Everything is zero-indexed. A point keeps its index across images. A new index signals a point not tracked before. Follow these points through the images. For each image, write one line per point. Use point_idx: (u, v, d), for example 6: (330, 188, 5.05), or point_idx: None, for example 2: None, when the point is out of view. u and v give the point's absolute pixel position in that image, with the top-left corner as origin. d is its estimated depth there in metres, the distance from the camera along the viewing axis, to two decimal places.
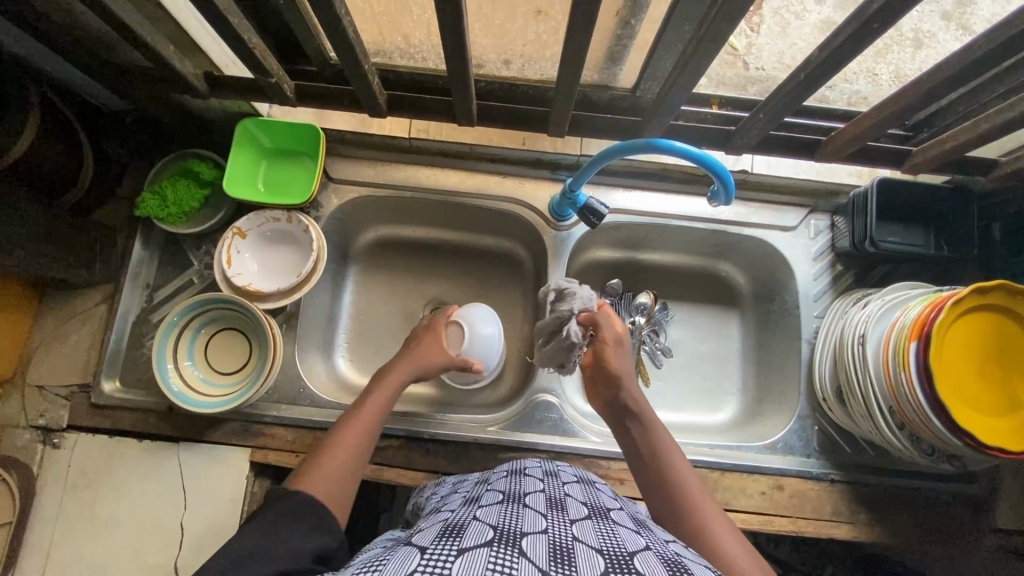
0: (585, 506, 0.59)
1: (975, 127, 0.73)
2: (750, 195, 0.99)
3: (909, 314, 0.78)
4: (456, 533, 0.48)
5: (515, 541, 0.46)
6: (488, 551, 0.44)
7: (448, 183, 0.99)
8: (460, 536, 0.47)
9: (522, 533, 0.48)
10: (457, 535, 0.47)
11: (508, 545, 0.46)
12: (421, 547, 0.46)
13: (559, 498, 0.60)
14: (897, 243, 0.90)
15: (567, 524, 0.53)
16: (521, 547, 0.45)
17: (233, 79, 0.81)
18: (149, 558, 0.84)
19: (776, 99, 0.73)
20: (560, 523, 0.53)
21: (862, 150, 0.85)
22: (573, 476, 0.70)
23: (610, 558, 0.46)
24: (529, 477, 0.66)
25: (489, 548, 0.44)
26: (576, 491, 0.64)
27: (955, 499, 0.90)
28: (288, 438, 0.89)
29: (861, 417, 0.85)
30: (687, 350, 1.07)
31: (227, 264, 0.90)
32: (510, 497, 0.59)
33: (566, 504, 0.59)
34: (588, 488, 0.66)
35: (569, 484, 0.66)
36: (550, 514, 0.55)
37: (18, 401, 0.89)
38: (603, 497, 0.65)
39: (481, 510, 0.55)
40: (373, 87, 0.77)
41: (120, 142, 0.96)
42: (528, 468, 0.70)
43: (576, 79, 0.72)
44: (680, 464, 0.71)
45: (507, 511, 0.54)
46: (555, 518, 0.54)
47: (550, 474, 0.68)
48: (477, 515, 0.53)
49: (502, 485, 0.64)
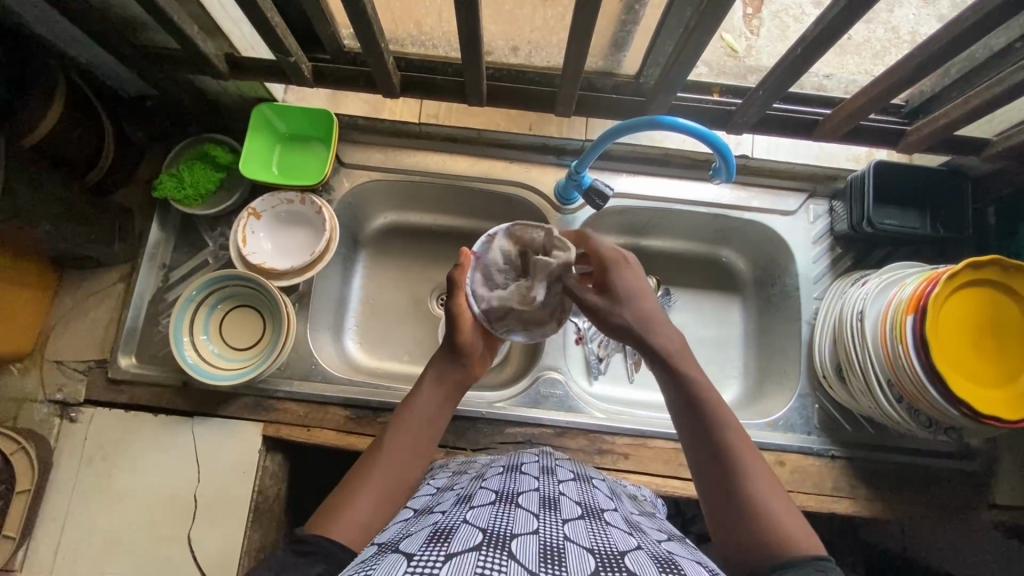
0: (579, 506, 0.60)
1: (965, 104, 0.76)
2: (751, 179, 1.01)
3: (905, 291, 0.80)
4: (446, 536, 0.49)
5: (505, 544, 0.47)
6: (477, 555, 0.45)
7: (457, 168, 1.02)
8: (448, 539, 0.48)
9: (513, 535, 0.49)
10: (446, 538, 0.48)
11: (497, 547, 0.47)
12: (408, 553, 0.46)
13: (553, 497, 0.60)
14: (895, 225, 0.92)
15: (559, 525, 0.53)
16: (510, 549, 0.47)
17: (253, 62, 0.85)
18: (162, 529, 0.85)
19: (775, 76, 0.76)
20: (552, 523, 0.53)
21: (857, 131, 0.88)
22: (569, 473, 0.71)
23: (600, 558, 0.47)
24: (524, 475, 0.67)
25: (477, 552, 0.46)
26: (570, 490, 0.64)
27: (956, 475, 0.92)
28: (300, 412, 0.91)
29: (861, 393, 0.87)
30: (689, 334, 1.09)
31: (242, 243, 0.93)
32: (502, 496, 0.59)
33: (559, 503, 0.59)
34: (584, 487, 0.67)
35: (564, 482, 0.67)
36: (542, 514, 0.55)
37: (37, 375, 0.92)
38: (598, 497, 0.65)
39: (472, 510, 0.55)
40: (388, 69, 0.80)
41: (140, 126, 0.99)
42: (524, 464, 0.71)
43: (582, 61, 0.75)
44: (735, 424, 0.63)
45: (498, 511, 0.55)
46: (547, 518, 0.54)
47: (546, 472, 0.69)
48: (467, 516, 0.54)
49: (496, 482, 0.64)
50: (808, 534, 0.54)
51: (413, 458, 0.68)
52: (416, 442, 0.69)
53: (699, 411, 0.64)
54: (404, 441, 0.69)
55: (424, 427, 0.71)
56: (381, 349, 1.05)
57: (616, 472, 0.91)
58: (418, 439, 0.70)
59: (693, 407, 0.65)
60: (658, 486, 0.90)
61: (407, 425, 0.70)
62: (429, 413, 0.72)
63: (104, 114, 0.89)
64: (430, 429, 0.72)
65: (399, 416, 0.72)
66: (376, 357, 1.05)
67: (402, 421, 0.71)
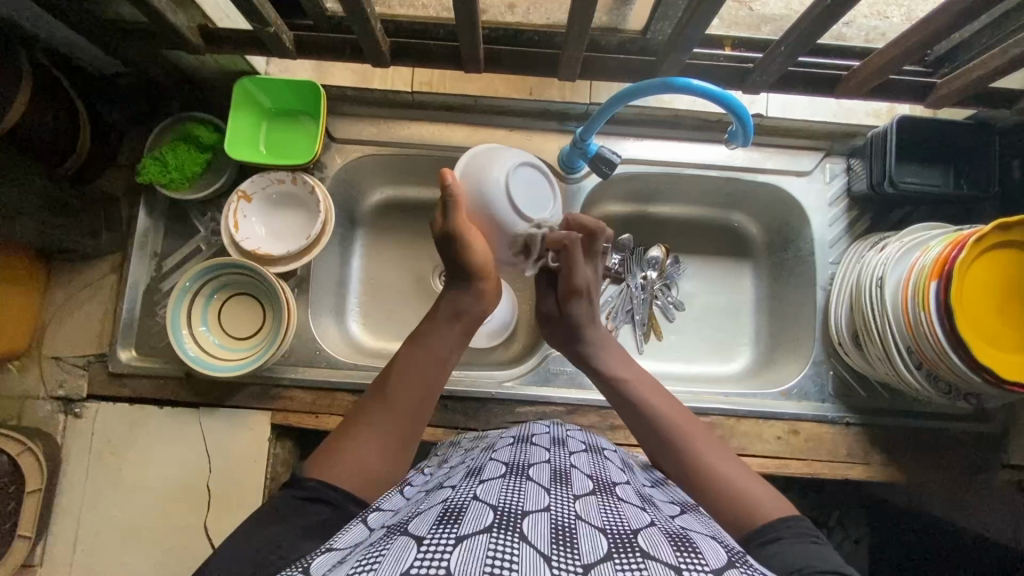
0: (591, 480, 0.56)
1: (1003, 53, 0.71)
2: (764, 140, 0.96)
3: (929, 255, 0.76)
4: (456, 516, 0.45)
5: (516, 523, 0.44)
6: (488, 537, 0.41)
7: (454, 138, 0.96)
8: (458, 520, 0.44)
9: (524, 513, 0.46)
10: (456, 519, 0.44)
11: (509, 528, 0.43)
12: (417, 537, 0.42)
13: (564, 470, 0.57)
14: (917, 183, 0.88)
15: (571, 501, 0.50)
16: (522, 530, 0.43)
17: (228, 32, 0.79)
18: (178, 519, 0.86)
19: (796, 29, 0.70)
20: (563, 498, 0.50)
21: (883, 85, 0.82)
22: (580, 444, 0.67)
23: (614, 539, 0.44)
24: (535, 446, 0.63)
25: (489, 535, 0.42)
26: (582, 462, 0.61)
27: (970, 438, 0.92)
28: (307, 400, 0.90)
29: (878, 359, 0.85)
30: (700, 303, 1.06)
31: (234, 228, 0.89)
32: (513, 469, 0.56)
33: (571, 476, 0.56)
34: (596, 459, 0.64)
35: (576, 454, 0.63)
36: (553, 488, 0.52)
37: (37, 373, 0.90)
38: (611, 469, 0.62)
39: (483, 485, 0.51)
40: (376, 34, 0.74)
41: (114, 107, 0.93)
42: (535, 435, 0.67)
43: (589, 17, 0.68)
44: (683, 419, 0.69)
45: (509, 485, 0.51)
46: (559, 493, 0.51)
47: (557, 443, 0.65)
48: (478, 492, 0.50)
49: (506, 453, 0.61)
50: (774, 500, 0.59)
51: (413, 399, 0.67)
52: (418, 391, 0.67)
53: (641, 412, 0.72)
54: (411, 380, 0.68)
55: (433, 374, 0.69)
56: (386, 331, 1.03)
57: (629, 446, 0.90)
58: (417, 381, 0.68)
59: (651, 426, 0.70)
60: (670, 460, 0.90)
61: (412, 372, 0.68)
62: (433, 353, 0.71)
63: (77, 100, 0.83)
64: (432, 375, 0.69)
65: (400, 358, 0.70)
66: (381, 339, 1.02)
67: (404, 364, 0.69)
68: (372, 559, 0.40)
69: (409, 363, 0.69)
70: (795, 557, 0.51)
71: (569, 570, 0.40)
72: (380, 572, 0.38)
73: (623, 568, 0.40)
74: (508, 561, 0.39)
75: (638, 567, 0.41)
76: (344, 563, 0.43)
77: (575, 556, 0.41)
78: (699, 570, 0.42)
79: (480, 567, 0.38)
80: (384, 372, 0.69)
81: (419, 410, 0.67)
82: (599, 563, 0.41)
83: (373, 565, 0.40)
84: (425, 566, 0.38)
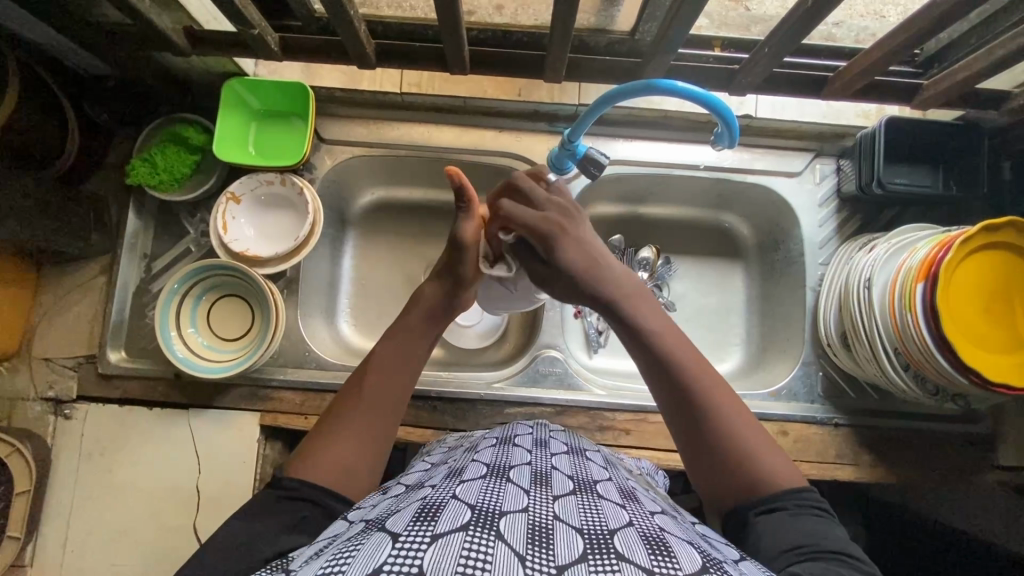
0: (571, 481, 0.56)
1: (989, 54, 0.71)
2: (754, 141, 0.96)
3: (917, 256, 0.76)
4: (433, 513, 0.45)
5: (493, 522, 0.44)
6: (463, 536, 0.41)
7: (443, 139, 0.96)
8: (435, 518, 0.44)
9: (501, 513, 0.46)
10: (433, 517, 0.44)
11: (485, 527, 0.43)
12: (393, 533, 0.42)
13: (545, 472, 0.57)
14: (905, 184, 0.87)
15: (550, 502, 0.50)
16: (498, 529, 0.43)
17: (214, 35, 0.79)
18: (167, 520, 0.86)
19: (782, 31, 0.70)
20: (542, 500, 0.50)
21: (870, 87, 0.82)
22: (563, 445, 0.67)
23: (589, 539, 0.44)
24: (517, 448, 0.63)
25: (464, 533, 0.42)
26: (564, 463, 0.61)
27: (960, 439, 0.92)
28: (296, 401, 0.90)
29: (866, 361, 0.85)
30: (691, 303, 1.07)
31: (223, 230, 0.89)
32: (494, 470, 0.56)
33: (551, 478, 0.56)
34: (577, 459, 0.64)
35: (558, 455, 0.63)
36: (533, 490, 0.52)
37: (27, 373, 0.90)
38: (592, 469, 0.62)
39: (463, 485, 0.51)
40: (361, 36, 0.74)
41: (103, 108, 0.93)
42: (518, 436, 0.67)
43: (574, 21, 0.68)
44: (711, 376, 0.63)
45: (488, 485, 0.51)
46: (538, 494, 0.51)
47: (540, 444, 0.65)
48: (457, 491, 0.50)
49: (488, 454, 0.61)
50: (785, 472, 0.58)
51: (389, 395, 0.65)
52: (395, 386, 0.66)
53: (662, 358, 0.64)
54: (385, 376, 0.66)
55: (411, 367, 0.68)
56: (376, 332, 1.03)
57: (618, 447, 0.90)
58: (394, 379, 0.66)
59: (674, 378, 0.63)
60: (658, 460, 0.90)
61: (387, 367, 0.67)
62: (410, 345, 0.69)
63: (67, 105, 0.84)
64: (409, 369, 0.68)
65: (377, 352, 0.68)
66: (371, 340, 1.02)
67: (380, 360, 0.67)
68: (346, 555, 0.40)
69: (382, 358, 0.68)
70: (785, 533, 0.53)
71: (542, 570, 0.40)
72: (354, 566, 0.39)
73: (595, 571, 0.41)
74: (480, 562, 0.39)
75: (611, 569, 0.41)
76: (319, 558, 0.43)
77: (549, 557, 0.41)
78: (672, 574, 0.42)
79: (451, 570, 0.38)
80: (358, 370, 0.68)
81: (398, 405, 0.66)
82: (573, 565, 0.41)
83: (346, 562, 0.40)
84: (398, 563, 0.38)
